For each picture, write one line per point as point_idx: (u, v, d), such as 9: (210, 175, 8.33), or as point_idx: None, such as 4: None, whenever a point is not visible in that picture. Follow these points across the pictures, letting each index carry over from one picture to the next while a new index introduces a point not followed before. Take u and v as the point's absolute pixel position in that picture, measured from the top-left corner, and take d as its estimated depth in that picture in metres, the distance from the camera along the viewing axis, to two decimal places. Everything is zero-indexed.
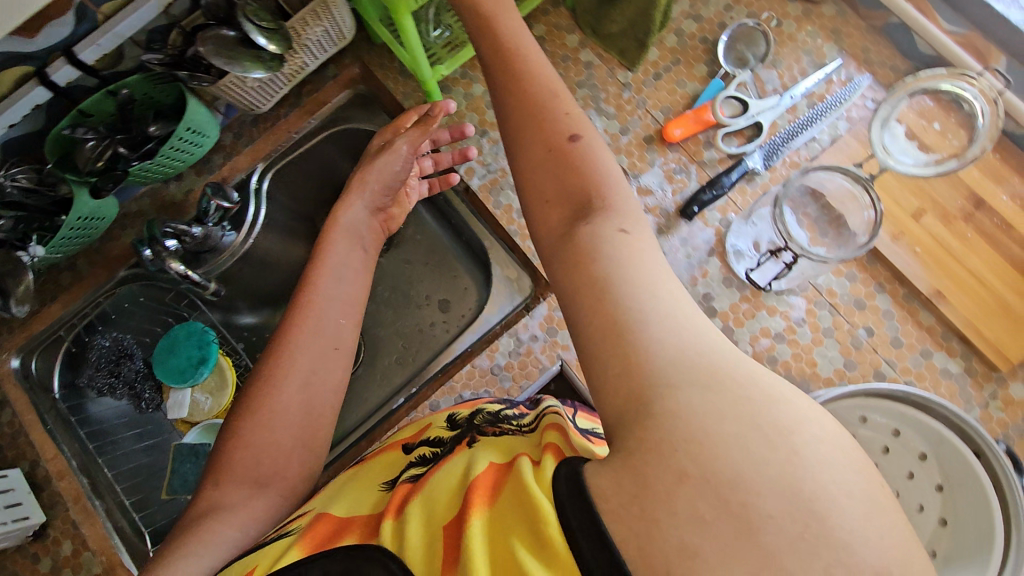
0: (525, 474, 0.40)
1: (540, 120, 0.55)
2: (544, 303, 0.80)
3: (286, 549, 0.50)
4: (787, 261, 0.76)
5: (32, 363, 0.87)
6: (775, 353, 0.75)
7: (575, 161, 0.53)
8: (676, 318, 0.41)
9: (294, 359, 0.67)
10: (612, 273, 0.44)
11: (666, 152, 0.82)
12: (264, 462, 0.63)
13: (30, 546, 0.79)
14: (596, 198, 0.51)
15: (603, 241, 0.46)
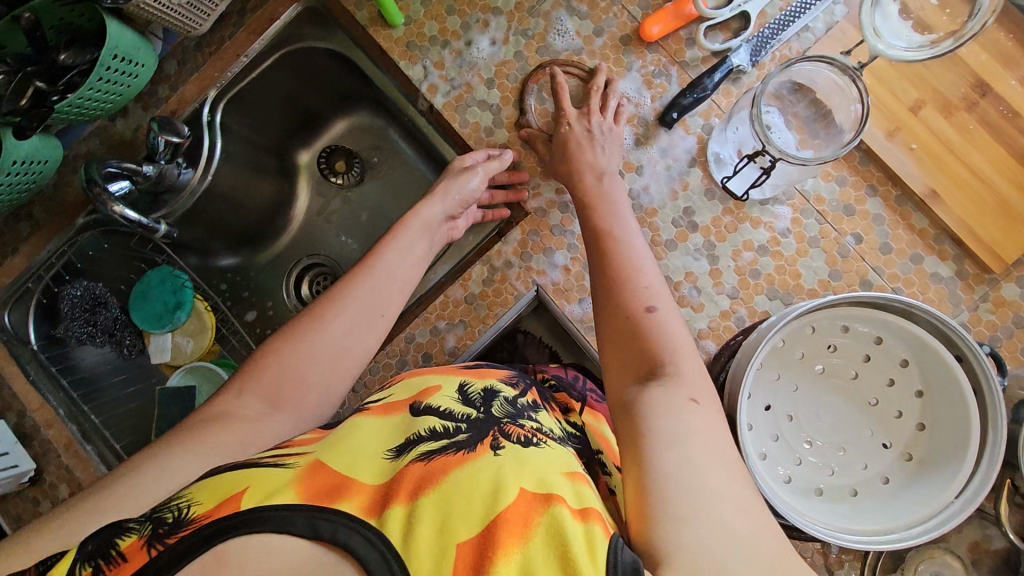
0: (574, 534, 0.39)
1: (623, 287, 0.56)
2: (517, 228, 0.77)
3: (278, 490, 0.42)
4: (765, 165, 0.69)
5: (5, 316, 0.85)
6: (759, 267, 0.72)
7: (649, 330, 0.53)
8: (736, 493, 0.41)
9: (344, 313, 0.61)
10: (691, 463, 0.42)
11: (644, 53, 0.75)
12: (282, 391, 0.56)
13: (29, 491, 0.80)
14: (664, 361, 0.50)
15: (668, 397, 0.46)
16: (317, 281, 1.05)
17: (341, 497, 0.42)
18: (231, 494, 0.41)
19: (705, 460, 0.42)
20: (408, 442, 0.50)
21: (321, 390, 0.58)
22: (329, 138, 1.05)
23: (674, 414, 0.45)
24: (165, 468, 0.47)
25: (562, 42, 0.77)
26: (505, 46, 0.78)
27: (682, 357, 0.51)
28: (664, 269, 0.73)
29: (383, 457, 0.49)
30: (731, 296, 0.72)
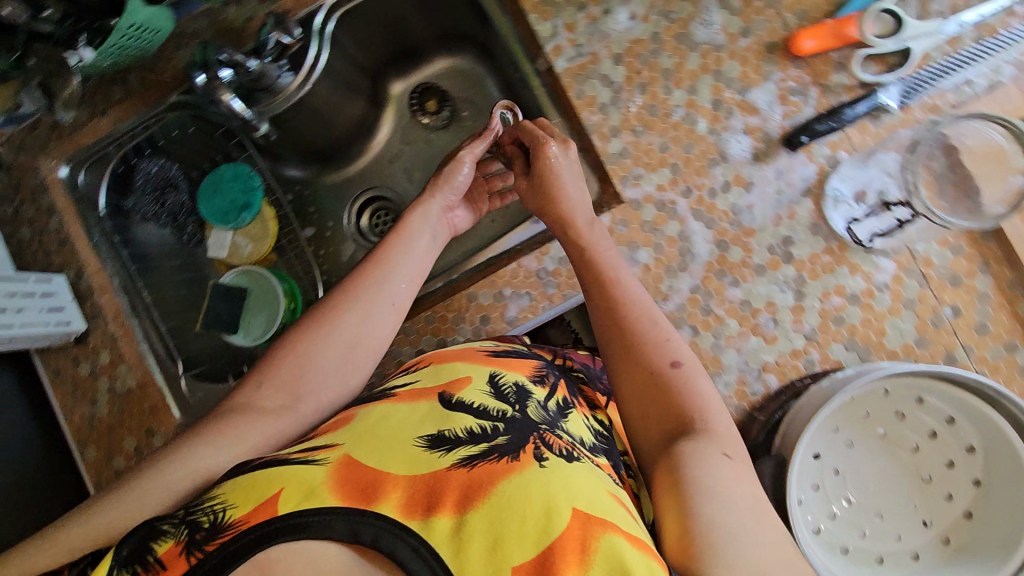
0: (628, 564, 0.41)
1: (643, 344, 0.57)
2: (608, 214, 0.74)
3: (314, 491, 0.42)
4: (903, 216, 0.68)
5: (80, 175, 0.85)
6: (844, 315, 0.69)
7: (674, 385, 0.54)
8: (769, 549, 0.43)
9: (356, 307, 0.62)
10: (729, 514, 0.44)
11: (788, 67, 0.71)
12: (298, 386, 0.57)
13: (71, 348, 0.82)
14: (695, 418, 0.52)
15: (704, 455, 0.47)
16: (379, 215, 1.04)
17: (379, 499, 0.43)
18: (265, 497, 0.42)
19: (742, 517, 0.44)
20: (441, 435, 0.50)
21: (336, 387, 0.59)
22: (425, 76, 1.04)
23: (713, 471, 0.46)
24: (193, 461, 0.50)
25: (704, 34, 0.74)
26: (644, 24, 0.75)
27: (710, 411, 0.52)
28: (746, 292, 0.71)
29: (416, 445, 0.49)
30: (807, 336, 0.69)
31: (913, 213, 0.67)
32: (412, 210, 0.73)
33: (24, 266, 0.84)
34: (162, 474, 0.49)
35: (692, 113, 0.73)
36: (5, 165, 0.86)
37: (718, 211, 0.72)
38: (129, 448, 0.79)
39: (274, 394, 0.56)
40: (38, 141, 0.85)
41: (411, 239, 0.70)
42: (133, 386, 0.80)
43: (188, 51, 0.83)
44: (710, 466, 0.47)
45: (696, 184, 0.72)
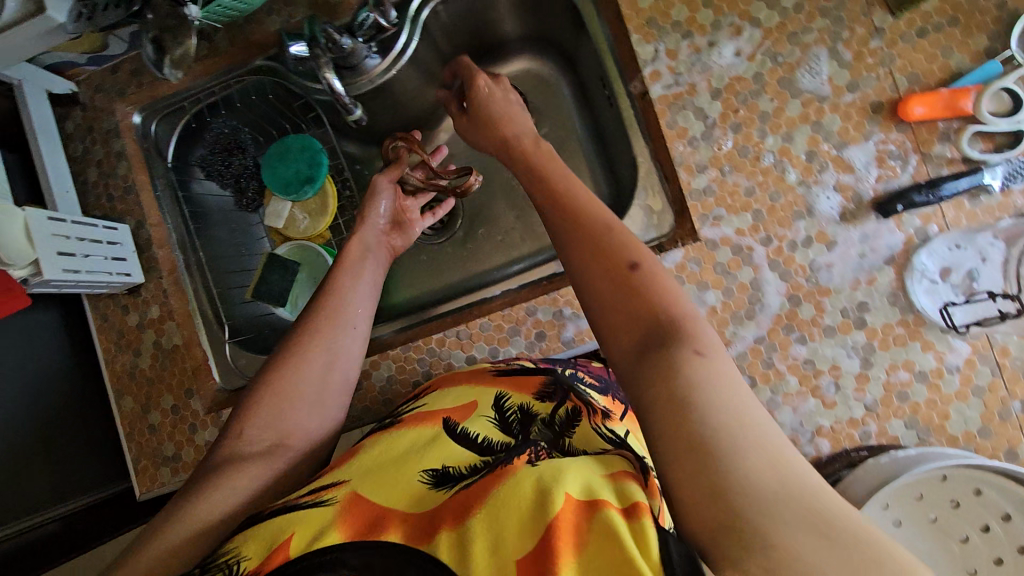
0: (625, 534, 0.38)
1: (600, 250, 0.53)
2: (680, 249, 0.73)
3: (325, 527, 0.46)
4: (1008, 310, 0.65)
5: (152, 125, 0.85)
6: (909, 391, 0.67)
7: (631, 287, 0.50)
8: (768, 443, 0.38)
9: (320, 335, 0.66)
10: (719, 421, 0.39)
11: (891, 129, 0.69)
12: (279, 424, 0.61)
13: (121, 297, 0.82)
14: (671, 320, 0.47)
15: (685, 364, 0.43)
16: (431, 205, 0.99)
17: (385, 530, 0.46)
18: (276, 543, 0.45)
19: (727, 418, 0.39)
20: (446, 472, 0.53)
21: (316, 415, 0.63)
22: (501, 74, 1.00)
23: (689, 378, 0.42)
24: (197, 517, 0.53)
25: (809, 82, 0.71)
26: (749, 62, 0.73)
27: (675, 308, 0.48)
28: (811, 352, 0.69)
29: (422, 481, 0.52)
30: (867, 407, 0.68)
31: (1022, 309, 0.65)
32: (352, 241, 0.78)
33: (87, 208, 0.84)
34: (164, 533, 0.52)
35: (784, 161, 0.71)
36: (82, 103, 0.85)
37: (795, 265, 0.70)
38: (166, 404, 0.80)
39: (258, 437, 0.59)
40: (117, 85, 0.84)
41: (355, 266, 0.75)
42: (178, 344, 0.81)
43: (282, 16, 0.81)
44: (688, 373, 0.42)
45: (777, 235, 0.71)
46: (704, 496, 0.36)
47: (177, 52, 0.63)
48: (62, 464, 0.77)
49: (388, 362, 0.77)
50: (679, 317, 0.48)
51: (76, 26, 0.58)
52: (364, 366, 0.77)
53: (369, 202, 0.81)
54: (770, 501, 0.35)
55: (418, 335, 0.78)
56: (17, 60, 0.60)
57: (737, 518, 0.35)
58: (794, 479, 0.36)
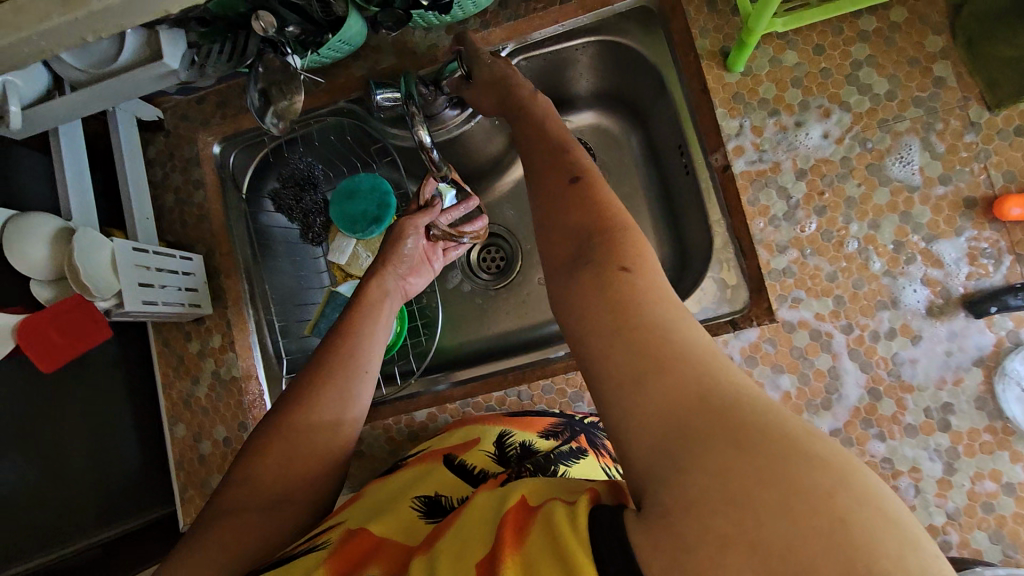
0: (560, 513, 0.36)
1: (550, 166, 0.53)
2: (756, 329, 0.71)
3: (311, 568, 0.46)
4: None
5: (230, 156, 0.87)
6: (995, 503, 0.64)
7: (576, 200, 0.49)
8: (701, 352, 0.36)
9: (331, 385, 0.60)
10: (648, 321, 0.38)
11: (984, 227, 0.67)
12: (284, 479, 0.57)
13: (185, 323, 0.83)
14: (606, 225, 0.46)
15: (615, 271, 0.42)
16: (490, 251, 0.98)
17: (368, 564, 0.45)
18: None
19: (654, 321, 0.38)
20: (436, 502, 0.55)
21: (321, 469, 0.58)
22: (570, 127, 0.97)
23: (622, 286, 0.40)
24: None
25: (899, 171, 0.69)
26: (837, 145, 0.71)
27: (622, 222, 0.46)
28: (890, 451, 0.66)
29: (413, 508, 0.55)
30: (949, 515, 0.65)
31: None
32: (370, 283, 0.72)
33: (161, 233, 0.86)
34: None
35: (869, 250, 0.69)
36: (167, 130, 0.88)
37: (877, 356, 0.68)
38: (219, 435, 0.81)
39: (261, 489, 0.56)
40: (202, 115, 0.86)
41: (378, 307, 0.70)
42: (236, 376, 0.82)
43: (368, 64, 0.83)
44: (626, 288, 0.40)
45: (859, 323, 0.69)
46: (642, 407, 0.34)
47: (283, 105, 0.65)
48: (112, 488, 0.76)
49: (447, 415, 0.78)
50: (616, 227, 0.46)
51: (188, 73, 0.63)
52: (422, 417, 0.78)
53: (395, 241, 0.76)
54: (697, 410, 0.32)
55: (477, 390, 0.78)
56: (128, 95, 0.62)
57: (681, 434, 0.32)
58: (724, 385, 0.34)
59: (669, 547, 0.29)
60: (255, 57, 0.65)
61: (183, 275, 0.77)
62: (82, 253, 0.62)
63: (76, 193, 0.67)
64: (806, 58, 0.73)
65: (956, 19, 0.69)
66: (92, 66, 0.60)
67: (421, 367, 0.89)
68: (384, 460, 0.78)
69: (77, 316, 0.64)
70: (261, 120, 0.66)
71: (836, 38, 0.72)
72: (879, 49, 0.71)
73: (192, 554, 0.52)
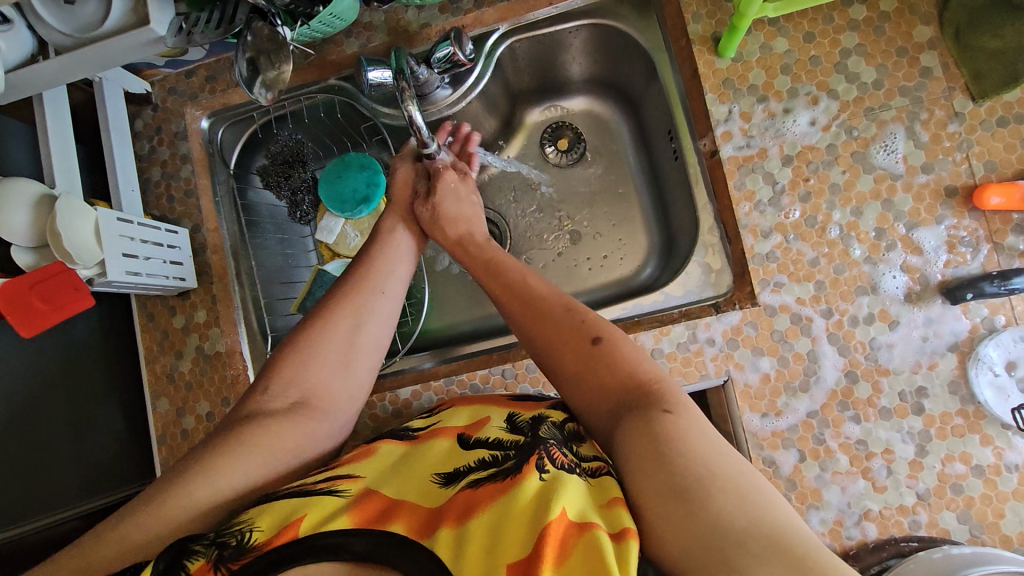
0: (605, 551, 0.40)
1: (567, 322, 0.61)
2: (738, 312, 0.72)
3: (336, 515, 0.48)
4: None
5: (218, 131, 0.86)
6: (964, 484, 0.66)
7: (602, 353, 0.58)
8: (754, 496, 0.42)
9: (350, 300, 0.68)
10: (682, 459, 0.45)
11: (964, 216, 0.68)
12: (304, 383, 0.62)
13: (170, 297, 0.83)
14: (636, 383, 0.54)
15: (655, 419, 0.49)
16: None
17: (391, 520, 0.48)
18: (288, 521, 0.47)
19: (686, 452, 0.45)
20: (455, 472, 0.55)
21: (342, 384, 0.65)
22: (562, 112, 0.97)
23: (656, 430, 0.48)
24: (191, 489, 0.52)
25: (883, 159, 0.70)
26: (824, 132, 0.72)
27: (653, 373, 0.55)
28: (864, 433, 0.68)
29: (433, 480, 0.55)
30: (919, 496, 0.66)
31: None
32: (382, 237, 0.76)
33: (147, 207, 0.85)
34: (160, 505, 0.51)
35: (851, 236, 0.70)
36: (154, 103, 0.87)
37: (855, 341, 0.69)
38: (201, 411, 0.81)
39: (282, 394, 0.61)
40: (190, 89, 0.86)
41: (392, 236, 0.77)
42: (221, 352, 0.82)
43: (360, 41, 0.82)
44: (675, 438, 0.47)
45: (839, 308, 0.70)
46: (702, 547, 0.40)
47: (272, 74, 0.66)
48: (93, 463, 0.76)
49: (430, 393, 0.78)
50: (651, 383, 0.54)
51: (175, 40, 0.61)
52: (406, 395, 0.79)
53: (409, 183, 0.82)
54: (760, 555, 0.38)
55: (462, 368, 0.79)
56: (112, 63, 0.62)
57: (725, 558, 0.39)
58: (774, 524, 0.40)
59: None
60: (243, 24, 0.64)
61: (169, 248, 0.77)
62: (65, 221, 0.62)
63: (59, 160, 0.66)
64: (796, 45, 0.73)
65: (944, 9, 0.70)
66: (77, 31, 0.59)
67: (407, 348, 0.89)
68: (368, 438, 0.79)
69: (61, 283, 0.62)
70: (250, 90, 0.66)
71: (826, 26, 0.73)
72: (869, 38, 0.72)
73: (214, 458, 0.54)
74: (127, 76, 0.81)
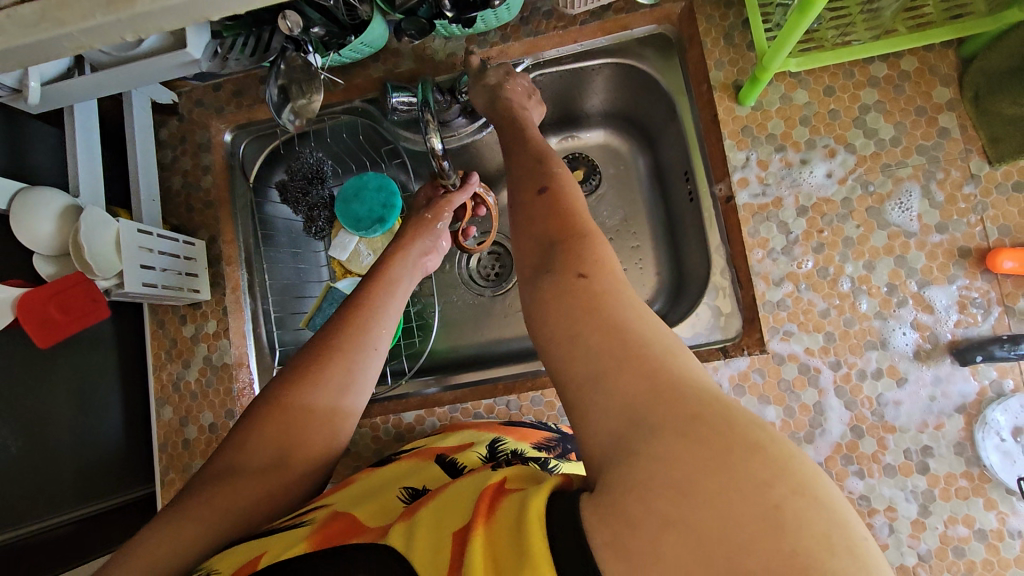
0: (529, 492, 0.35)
1: (522, 184, 0.56)
2: (746, 358, 0.72)
3: (294, 543, 0.47)
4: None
5: (241, 145, 0.88)
6: (966, 548, 0.65)
7: (542, 207, 0.53)
8: (650, 343, 0.38)
9: (340, 355, 0.64)
10: (595, 315, 0.41)
11: (976, 277, 0.68)
12: (286, 441, 0.59)
13: (181, 306, 0.84)
14: (567, 238, 0.49)
15: (574, 280, 0.44)
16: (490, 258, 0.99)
17: (351, 534, 0.47)
18: (250, 556, 0.48)
19: (606, 309, 0.41)
20: (421, 491, 0.56)
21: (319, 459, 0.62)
22: (579, 144, 0.98)
23: (567, 293, 0.44)
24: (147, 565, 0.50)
25: (898, 216, 0.71)
26: (839, 185, 0.72)
27: (585, 229, 0.50)
28: (867, 488, 0.68)
29: (398, 497, 0.55)
30: (920, 556, 0.66)
31: None
32: (392, 260, 0.76)
33: (166, 216, 0.86)
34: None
35: (862, 289, 0.70)
36: (181, 115, 0.88)
37: (862, 396, 0.69)
38: (205, 421, 0.81)
39: (260, 451, 0.58)
40: (217, 102, 0.87)
41: (392, 287, 0.73)
42: (228, 363, 0.82)
43: (386, 66, 0.83)
44: (586, 293, 0.43)
45: (847, 361, 0.70)
46: (594, 395, 0.37)
47: (301, 102, 0.67)
48: (94, 469, 0.76)
49: (435, 418, 0.78)
50: (579, 235, 0.49)
51: (210, 63, 0.65)
52: (410, 419, 0.79)
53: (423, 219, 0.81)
54: (641, 389, 0.35)
55: (467, 396, 0.79)
56: (146, 80, 0.63)
57: (627, 413, 0.34)
58: (661, 359, 0.37)
59: (618, 525, 0.30)
60: (278, 53, 0.66)
61: (186, 259, 0.78)
62: (88, 233, 0.63)
63: (86, 171, 0.67)
64: (817, 98, 0.74)
65: (965, 72, 0.70)
66: (115, 49, 0.60)
67: (413, 369, 0.90)
68: (368, 459, 0.79)
69: (78, 293, 0.63)
70: (277, 114, 0.67)
71: (847, 81, 0.74)
72: (888, 95, 0.73)
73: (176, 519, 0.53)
74: (156, 87, 0.82)
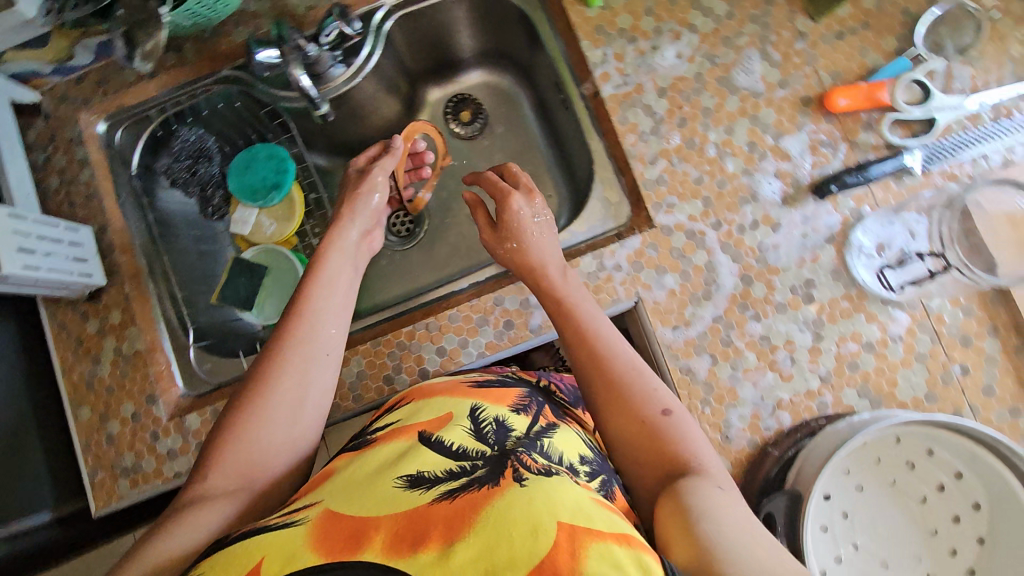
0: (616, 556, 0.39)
1: (619, 395, 0.57)
2: (638, 236, 0.76)
3: (297, 555, 0.42)
4: (935, 268, 0.71)
5: (116, 134, 0.85)
6: (859, 360, 0.71)
7: (664, 434, 0.54)
8: (767, 550, 0.42)
9: (291, 366, 0.60)
10: (710, 521, 0.44)
11: (820, 120, 0.75)
12: (245, 467, 0.55)
13: (81, 303, 0.81)
14: (688, 463, 0.52)
15: (705, 494, 0.47)
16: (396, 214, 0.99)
17: (362, 549, 0.42)
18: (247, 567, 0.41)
19: (722, 519, 0.44)
20: (421, 476, 0.49)
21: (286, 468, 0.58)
22: (460, 88, 1.02)
23: (698, 499, 0.46)
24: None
25: (745, 80, 0.77)
26: (690, 63, 0.78)
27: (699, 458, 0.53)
28: (766, 329, 0.73)
29: (394, 486, 0.48)
30: (822, 377, 0.71)
31: (949, 266, 0.70)
32: (326, 249, 0.73)
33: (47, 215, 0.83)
34: None
35: (727, 152, 0.76)
36: (45, 113, 0.86)
37: (745, 247, 0.74)
38: (126, 412, 0.78)
39: (226, 477, 0.54)
40: (82, 94, 0.85)
41: (330, 284, 0.69)
42: (140, 350, 0.80)
43: (250, 29, 0.85)
44: (714, 503, 0.46)
45: (726, 219, 0.75)
46: None
47: None
48: None
49: (358, 357, 0.78)
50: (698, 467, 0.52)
51: None
52: None
53: (352, 201, 0.79)
54: None
55: (387, 329, 0.80)
56: None
57: None
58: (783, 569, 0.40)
59: None
60: None
61: (72, 245, 0.77)
62: None
63: None
64: None
65: None
66: None
67: None
68: None
69: None
70: None
71: None
72: None
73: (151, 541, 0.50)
74: (10, 84, 0.80)
